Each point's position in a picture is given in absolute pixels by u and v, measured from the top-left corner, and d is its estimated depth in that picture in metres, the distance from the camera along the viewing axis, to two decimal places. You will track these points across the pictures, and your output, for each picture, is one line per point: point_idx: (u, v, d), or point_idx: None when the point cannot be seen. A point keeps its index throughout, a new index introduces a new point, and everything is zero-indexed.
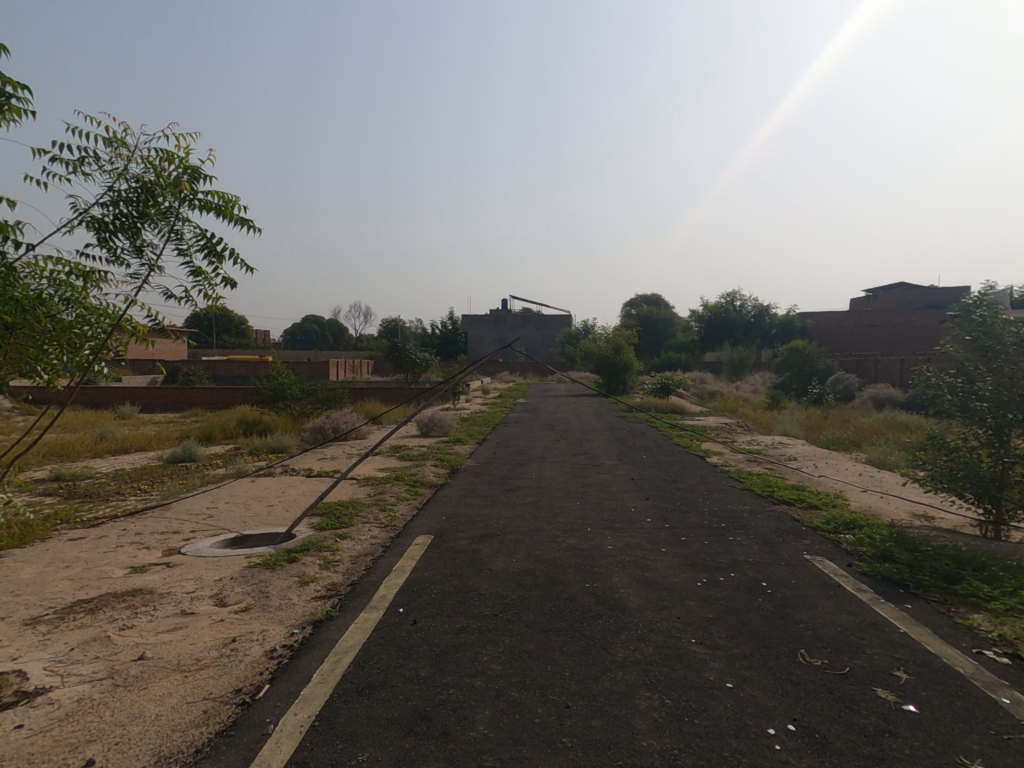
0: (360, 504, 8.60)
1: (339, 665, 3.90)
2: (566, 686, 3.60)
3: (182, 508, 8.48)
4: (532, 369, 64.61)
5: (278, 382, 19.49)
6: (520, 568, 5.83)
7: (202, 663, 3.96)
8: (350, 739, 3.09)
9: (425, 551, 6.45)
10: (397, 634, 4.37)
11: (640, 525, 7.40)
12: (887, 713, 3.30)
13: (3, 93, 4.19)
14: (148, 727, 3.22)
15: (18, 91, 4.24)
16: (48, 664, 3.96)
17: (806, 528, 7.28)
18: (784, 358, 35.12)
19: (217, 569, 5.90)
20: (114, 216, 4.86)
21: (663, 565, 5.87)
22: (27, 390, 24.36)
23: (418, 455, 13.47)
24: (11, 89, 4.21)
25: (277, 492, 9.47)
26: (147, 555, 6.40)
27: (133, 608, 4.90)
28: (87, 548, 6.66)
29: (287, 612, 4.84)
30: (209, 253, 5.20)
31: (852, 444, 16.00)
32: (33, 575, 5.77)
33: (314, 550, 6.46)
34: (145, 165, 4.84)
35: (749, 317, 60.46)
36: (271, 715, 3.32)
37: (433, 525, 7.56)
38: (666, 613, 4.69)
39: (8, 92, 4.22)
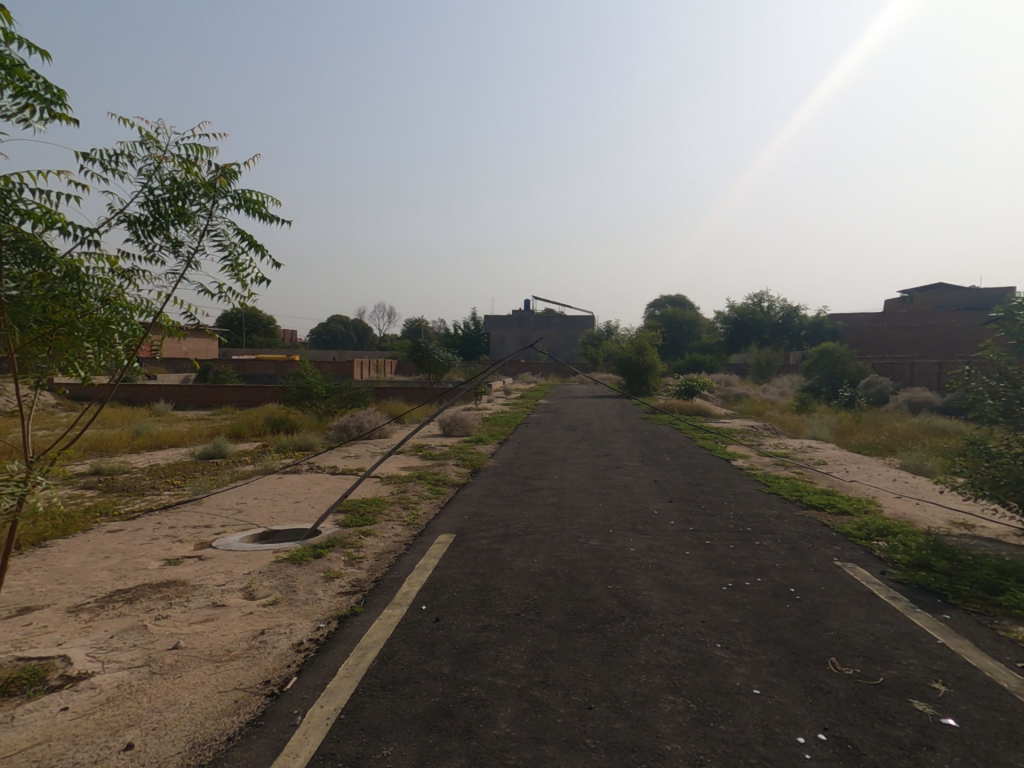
0: (383, 501, 8.74)
1: (364, 660, 3.97)
2: (588, 687, 3.59)
3: (213, 503, 8.71)
4: (554, 369, 64.34)
5: (306, 381, 19.97)
6: (542, 568, 5.83)
7: (233, 654, 4.06)
8: (375, 733, 3.14)
9: (446, 550, 6.50)
10: (420, 631, 4.41)
11: (663, 528, 7.33)
12: (924, 726, 3.21)
13: (48, 99, 4.37)
14: (183, 714, 3.32)
15: (61, 98, 4.41)
16: (90, 649, 4.12)
17: (836, 533, 7.14)
18: (813, 359, 34.36)
19: (246, 563, 6.05)
20: (150, 212, 5.02)
21: (688, 568, 5.81)
22: (69, 386, 25.40)
23: (441, 453, 13.64)
24: (51, 94, 4.35)
25: (303, 489, 9.66)
26: (181, 547, 6.60)
27: (167, 599, 5.06)
28: (124, 540, 6.89)
29: (313, 607, 4.94)
30: (242, 250, 5.32)
31: (886, 448, 15.57)
32: (75, 565, 6.00)
33: (339, 547, 6.56)
34: (177, 163, 4.98)
35: (778, 320, 59.25)
36: (298, 707, 3.40)
37: (456, 523, 7.64)
38: (691, 616, 4.64)
39: (53, 98, 4.38)
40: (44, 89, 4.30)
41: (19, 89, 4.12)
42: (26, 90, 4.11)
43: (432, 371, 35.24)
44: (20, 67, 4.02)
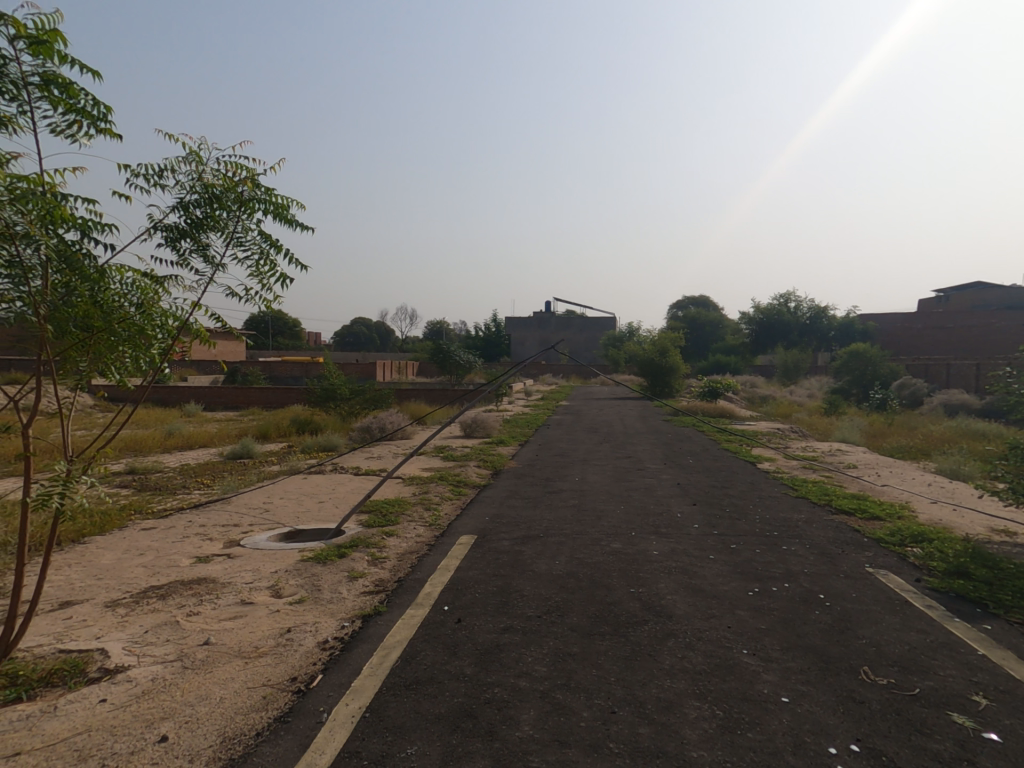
0: (405, 502, 8.81)
1: (387, 659, 4.01)
2: (611, 691, 3.57)
3: (241, 502, 8.91)
4: (575, 371, 64.07)
5: (330, 382, 20.30)
6: (564, 570, 5.81)
7: (261, 651, 4.14)
8: (399, 732, 3.17)
9: (468, 551, 6.52)
10: (442, 632, 4.44)
11: (686, 531, 7.25)
12: (963, 740, 3.10)
13: (96, 116, 4.47)
14: (214, 709, 3.40)
15: (108, 115, 4.51)
16: (126, 643, 4.25)
17: (867, 539, 6.96)
18: (842, 359, 33.57)
19: (273, 561, 6.18)
20: (185, 220, 5.15)
21: (713, 572, 5.73)
22: (106, 387, 26.30)
23: (463, 454, 13.71)
24: (98, 111, 4.44)
25: (327, 489, 9.81)
26: (211, 545, 6.77)
27: (198, 596, 5.19)
28: (157, 538, 7.09)
29: (338, 605, 5.01)
30: (270, 257, 5.43)
31: (921, 453, 15.09)
32: (111, 561, 6.20)
33: (363, 547, 6.64)
34: (210, 171, 5.09)
35: (805, 320, 58.03)
36: (324, 704, 3.45)
37: (477, 524, 7.66)
38: (716, 622, 4.57)
39: (101, 115, 4.49)
40: (92, 106, 4.40)
41: (69, 106, 4.26)
42: (73, 107, 4.23)
43: (454, 372, 35.44)
44: (72, 85, 4.17)
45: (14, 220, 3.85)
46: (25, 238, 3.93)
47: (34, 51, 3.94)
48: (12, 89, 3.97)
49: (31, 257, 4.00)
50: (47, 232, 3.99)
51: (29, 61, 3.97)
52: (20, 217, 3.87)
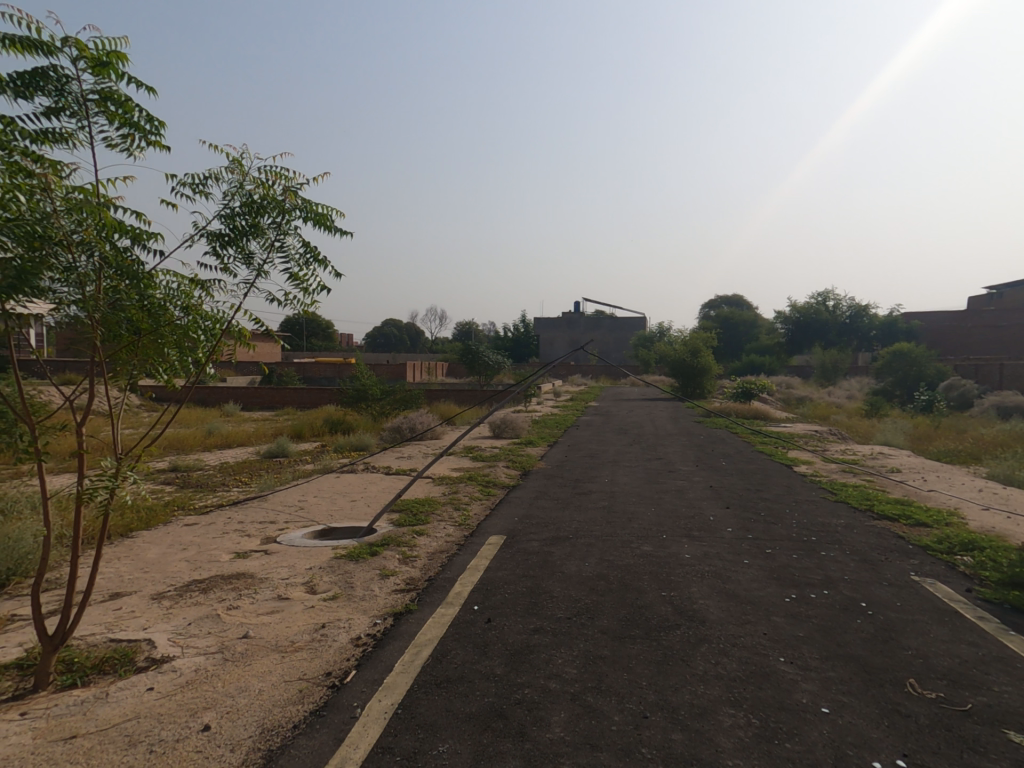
0: (435, 502, 8.91)
1: (419, 657, 4.06)
2: (643, 696, 3.53)
3: (278, 500, 9.17)
4: (605, 372, 63.60)
5: (361, 383, 20.70)
6: (593, 572, 5.78)
7: (296, 645, 4.25)
8: (431, 730, 3.21)
9: (498, 551, 6.54)
10: (473, 631, 4.46)
11: (719, 535, 7.10)
12: (1020, 760, 2.95)
13: (148, 131, 4.64)
14: (254, 700, 3.51)
15: (159, 130, 4.67)
16: (171, 634, 4.42)
17: (913, 546, 6.68)
18: (885, 359, 32.35)
19: (308, 558, 6.33)
20: (229, 227, 5.33)
21: (747, 577, 5.60)
22: (152, 388, 27.47)
23: (492, 455, 13.77)
24: (151, 126, 4.60)
25: (359, 488, 10.00)
26: (249, 542, 6.99)
27: (238, 590, 5.36)
28: (199, 534, 7.36)
29: (370, 603, 5.10)
30: (309, 264, 5.57)
31: (971, 457, 14.40)
32: (157, 555, 6.47)
33: (394, 546, 6.74)
34: (254, 180, 5.25)
35: (844, 319, 56.16)
36: (358, 700, 3.51)
37: (507, 525, 7.67)
38: (751, 628, 4.47)
39: (153, 130, 4.66)
40: (145, 121, 4.57)
41: (124, 121, 4.45)
42: (126, 122, 4.42)
43: (483, 373, 35.61)
44: (128, 102, 4.36)
45: (72, 230, 4.10)
46: (81, 246, 4.14)
47: (94, 70, 4.14)
48: (73, 106, 4.19)
49: (86, 264, 4.21)
50: (101, 240, 4.19)
51: (90, 80, 4.17)
52: (76, 226, 4.10)
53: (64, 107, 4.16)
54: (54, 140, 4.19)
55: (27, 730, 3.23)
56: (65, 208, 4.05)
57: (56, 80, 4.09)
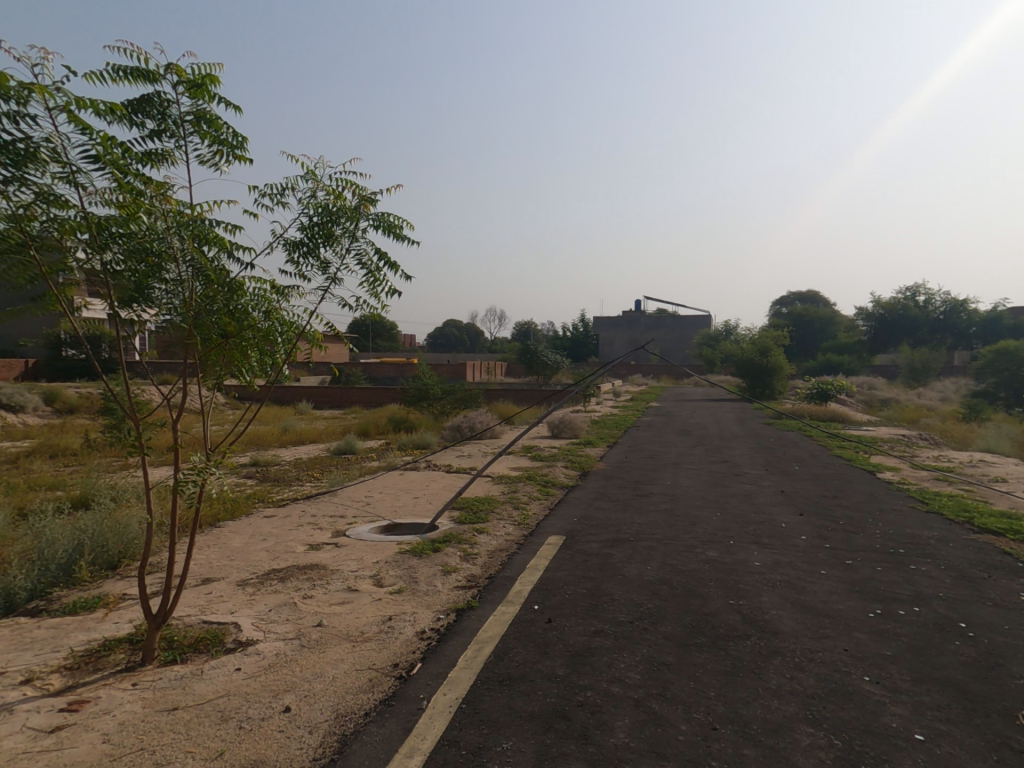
0: (495, 500, 9.01)
1: (481, 653, 4.12)
2: (712, 707, 3.41)
3: (346, 495, 9.58)
4: (666, 371, 62.08)
5: (423, 382, 21.30)
6: (656, 576, 5.64)
7: (366, 635, 4.42)
8: (494, 726, 3.24)
9: (557, 551, 6.53)
10: (533, 631, 4.47)
11: (792, 543, 6.74)
12: None
13: (234, 146, 4.96)
14: (328, 686, 3.68)
15: (244, 145, 4.99)
16: (254, 619, 4.72)
17: (1019, 564, 6.05)
18: (984, 359, 29.57)
19: (375, 552, 6.57)
20: (306, 236, 5.62)
21: (825, 589, 5.28)
22: (234, 387, 29.52)
23: (550, 455, 13.75)
24: (238, 141, 4.92)
25: (422, 485, 10.28)
26: (321, 534, 7.35)
27: (312, 580, 5.64)
28: (276, 525, 7.82)
29: (433, 598, 5.23)
30: (378, 270, 5.76)
31: None
32: (240, 544, 6.93)
33: (455, 543, 6.87)
34: (330, 192, 5.51)
35: (935, 315, 51.96)
36: (424, 692, 3.61)
37: (566, 525, 7.64)
38: (829, 643, 4.21)
39: (239, 145, 4.98)
40: (232, 138, 4.90)
41: (215, 139, 4.79)
42: (216, 139, 4.75)
43: (541, 372, 35.64)
44: (218, 120, 4.69)
45: (172, 241, 4.47)
46: (178, 256, 4.50)
47: (191, 93, 4.48)
48: (173, 127, 4.56)
49: (182, 273, 4.56)
50: (195, 250, 4.53)
51: (187, 102, 4.53)
52: (175, 238, 4.46)
53: (165, 129, 4.53)
54: (156, 159, 4.58)
55: (136, 699, 3.54)
56: (166, 222, 4.41)
57: (159, 104, 4.47)
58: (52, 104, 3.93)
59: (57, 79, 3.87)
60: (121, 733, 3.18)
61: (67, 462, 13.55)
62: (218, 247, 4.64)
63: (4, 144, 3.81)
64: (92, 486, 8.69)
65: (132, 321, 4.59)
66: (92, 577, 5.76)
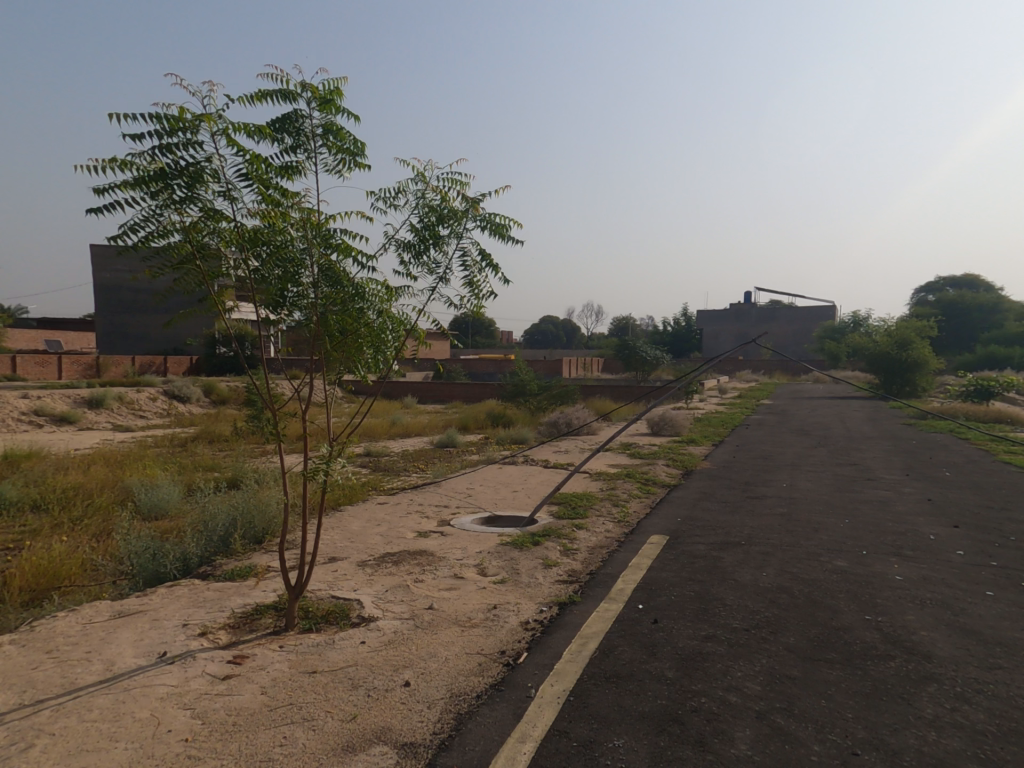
0: (593, 497, 8.92)
1: (586, 648, 4.09)
2: (848, 730, 3.11)
3: (449, 487, 9.99)
4: (779, 367, 57.93)
5: (519, 379, 21.67)
6: (773, 584, 5.26)
7: (473, 622, 4.57)
8: (605, 722, 3.20)
9: (660, 551, 6.32)
10: (639, 630, 4.36)
11: (940, 558, 5.95)
12: None
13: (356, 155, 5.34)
14: (442, 666, 3.85)
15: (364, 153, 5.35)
16: (372, 598, 5.07)
17: None
18: None
19: (477, 542, 6.79)
20: (417, 237, 5.91)
21: (986, 613, 4.61)
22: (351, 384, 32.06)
23: (650, 453, 13.34)
24: (359, 150, 5.29)
25: (521, 479, 10.44)
26: (427, 523, 7.73)
27: (421, 566, 5.94)
28: (388, 512, 8.35)
29: (536, 590, 5.28)
30: (483, 269, 5.92)
31: None
32: (358, 527, 7.49)
33: (555, 537, 6.90)
34: (440, 194, 5.75)
35: None
36: (532, 681, 3.65)
37: (669, 525, 7.37)
38: (994, 675, 3.66)
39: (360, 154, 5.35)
40: (354, 147, 5.27)
41: (340, 149, 5.19)
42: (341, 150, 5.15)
43: (639, 369, 34.74)
44: (343, 132, 5.08)
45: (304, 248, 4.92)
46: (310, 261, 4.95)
47: (322, 108, 4.89)
48: (306, 141, 5.01)
49: (312, 276, 5.01)
50: (323, 255, 4.96)
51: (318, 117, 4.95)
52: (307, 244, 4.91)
53: (299, 143, 4.99)
54: (293, 171, 5.06)
55: (283, 660, 3.94)
56: (300, 230, 4.87)
57: (295, 121, 4.92)
58: (213, 129, 4.48)
59: (218, 106, 4.40)
60: (274, 688, 3.56)
61: (219, 447, 15.49)
62: (343, 251, 5.03)
63: (179, 169, 4.42)
64: (240, 469, 9.84)
65: (270, 320, 5.09)
66: (245, 549, 6.52)
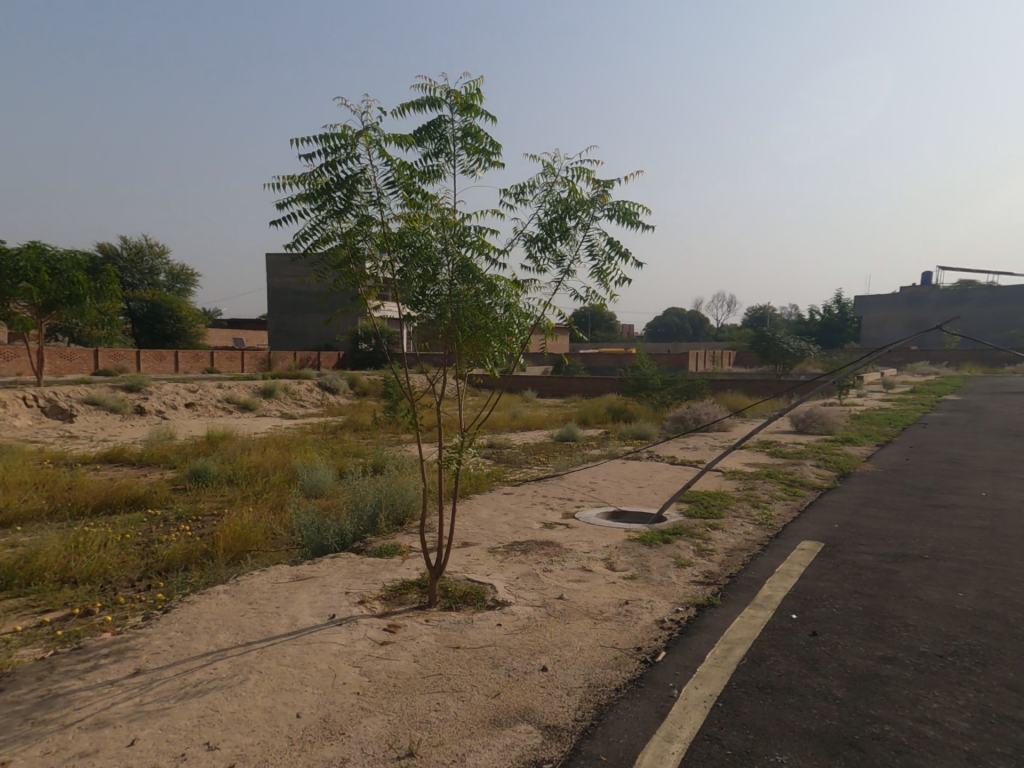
0: (728, 497, 8.32)
1: (732, 654, 3.79)
2: None
3: (572, 480, 9.95)
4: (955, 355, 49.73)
5: (641, 373, 21.04)
6: (970, 607, 4.47)
7: (606, 615, 4.46)
8: (762, 735, 2.92)
9: (814, 559, 5.69)
10: (795, 641, 3.95)
11: None
12: None
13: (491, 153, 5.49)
14: (578, 655, 3.80)
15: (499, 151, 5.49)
16: (504, 583, 5.19)
17: None
18: None
19: (603, 536, 6.66)
20: (545, 231, 5.93)
21: None
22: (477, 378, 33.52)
23: (793, 452, 12.15)
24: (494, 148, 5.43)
25: (647, 476, 10.08)
26: (552, 514, 7.76)
27: (549, 556, 5.96)
28: (514, 502, 8.53)
29: (669, 589, 5.03)
30: (611, 259, 5.78)
31: None
32: (486, 515, 7.75)
33: (687, 536, 6.53)
34: (569, 186, 5.72)
35: None
36: (674, 681, 3.46)
37: (821, 531, 6.63)
38: None
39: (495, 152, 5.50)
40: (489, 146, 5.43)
41: (476, 150, 5.38)
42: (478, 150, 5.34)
43: (779, 361, 31.91)
44: (481, 133, 5.27)
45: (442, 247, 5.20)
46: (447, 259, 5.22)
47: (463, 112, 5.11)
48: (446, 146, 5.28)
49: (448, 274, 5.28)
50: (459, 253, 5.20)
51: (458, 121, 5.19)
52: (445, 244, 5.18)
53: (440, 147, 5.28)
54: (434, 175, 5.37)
55: (430, 633, 4.17)
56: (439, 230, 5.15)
57: (437, 127, 5.21)
58: (369, 142, 4.92)
59: (372, 121, 4.80)
60: (428, 658, 3.77)
61: (363, 435, 17.04)
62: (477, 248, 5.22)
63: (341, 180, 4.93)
64: (382, 456, 10.71)
65: (410, 317, 5.46)
66: (389, 530, 7.06)
